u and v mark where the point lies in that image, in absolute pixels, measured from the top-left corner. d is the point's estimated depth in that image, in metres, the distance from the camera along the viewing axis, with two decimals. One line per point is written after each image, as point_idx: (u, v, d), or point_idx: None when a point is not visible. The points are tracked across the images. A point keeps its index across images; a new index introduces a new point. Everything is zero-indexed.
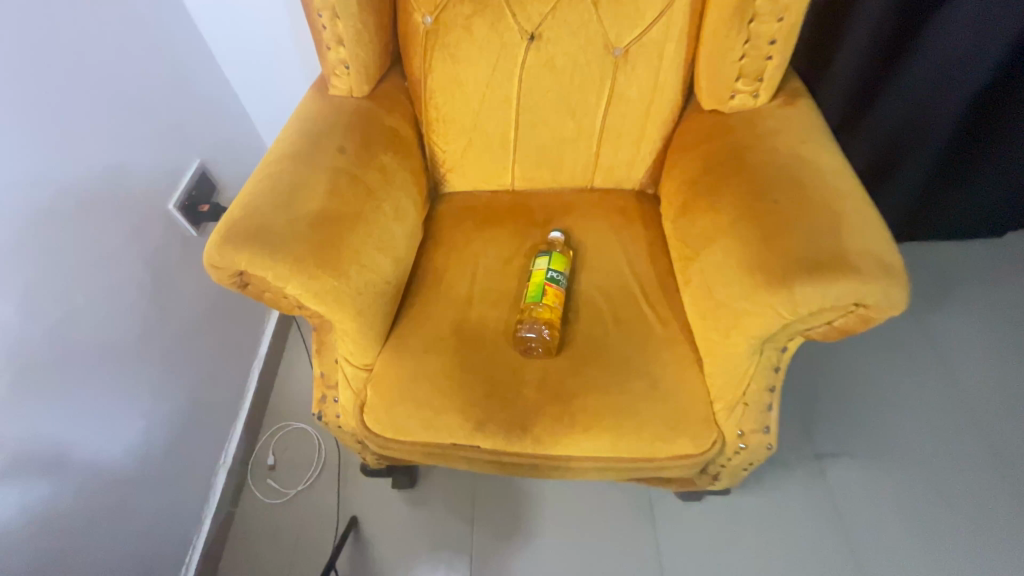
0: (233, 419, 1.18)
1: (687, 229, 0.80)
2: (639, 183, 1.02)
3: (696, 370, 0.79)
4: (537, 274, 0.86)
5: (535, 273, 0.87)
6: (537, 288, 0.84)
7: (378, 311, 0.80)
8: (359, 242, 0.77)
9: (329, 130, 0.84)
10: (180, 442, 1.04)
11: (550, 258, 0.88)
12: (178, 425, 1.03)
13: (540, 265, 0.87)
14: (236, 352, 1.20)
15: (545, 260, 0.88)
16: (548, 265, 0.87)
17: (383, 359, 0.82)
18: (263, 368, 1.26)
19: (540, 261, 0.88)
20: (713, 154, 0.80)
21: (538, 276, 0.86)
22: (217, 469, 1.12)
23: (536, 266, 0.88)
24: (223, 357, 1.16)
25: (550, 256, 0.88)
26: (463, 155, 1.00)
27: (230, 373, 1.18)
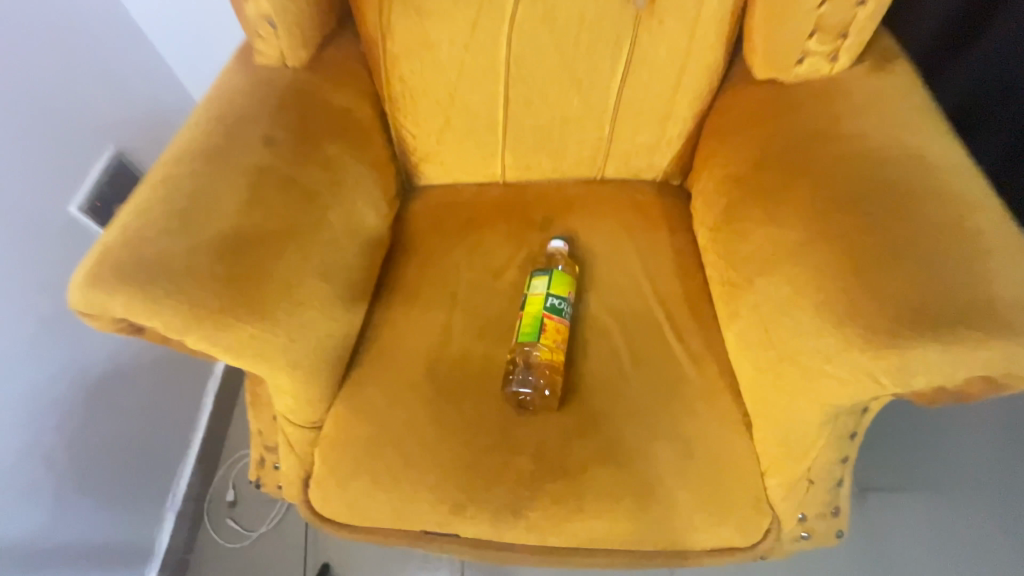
0: (184, 454, 0.97)
1: (734, 246, 0.60)
2: (663, 173, 0.80)
3: (743, 432, 0.60)
4: (533, 302, 0.66)
5: (530, 300, 0.67)
6: (532, 323, 0.64)
7: (322, 357, 0.61)
8: (291, 270, 0.57)
9: (252, 113, 0.63)
10: (112, 498, 0.83)
11: (550, 279, 0.67)
12: (108, 478, 0.82)
13: (537, 289, 0.67)
14: (186, 375, 0.98)
15: (545, 281, 0.68)
16: (547, 289, 0.66)
17: (335, 415, 0.64)
18: (220, 388, 1.06)
19: (537, 282, 0.68)
20: (770, 142, 0.59)
21: (534, 306, 0.66)
22: (165, 519, 0.92)
23: (532, 290, 0.67)
24: (167, 382, 0.93)
25: (550, 274, 0.68)
26: (439, 141, 0.78)
27: (178, 401, 0.96)
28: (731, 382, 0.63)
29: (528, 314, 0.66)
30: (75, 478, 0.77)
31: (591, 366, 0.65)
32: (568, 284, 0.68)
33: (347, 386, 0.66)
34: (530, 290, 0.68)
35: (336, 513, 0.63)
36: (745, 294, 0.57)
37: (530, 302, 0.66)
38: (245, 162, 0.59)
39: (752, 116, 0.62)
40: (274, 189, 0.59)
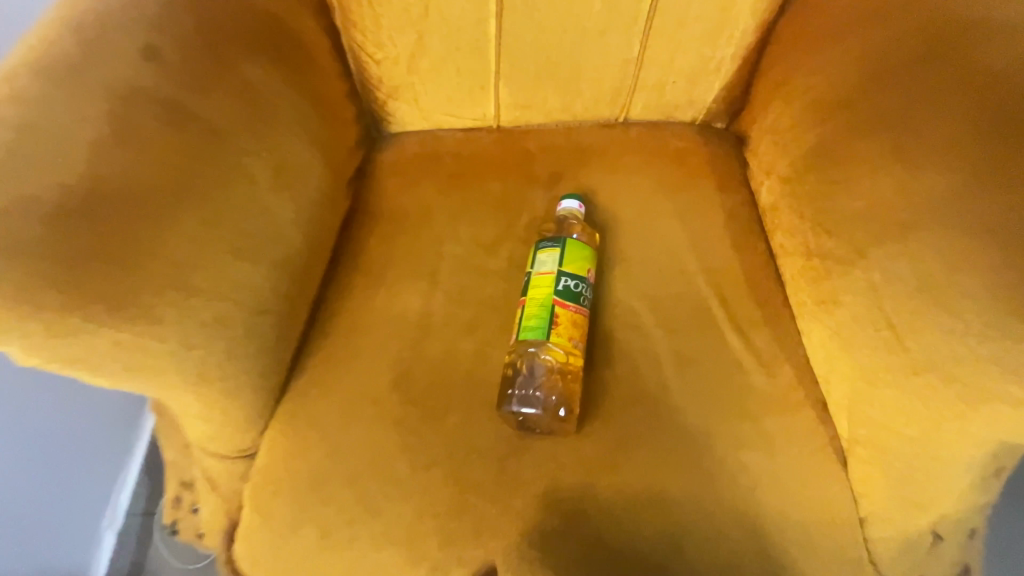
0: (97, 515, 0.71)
1: (827, 204, 0.44)
2: (708, 112, 0.61)
3: (834, 463, 0.43)
4: (540, 285, 0.48)
5: (537, 281, 0.48)
6: (538, 316, 0.47)
7: (248, 367, 0.43)
8: (188, 244, 0.39)
9: (130, 14, 0.43)
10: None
11: (563, 252, 0.49)
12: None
13: (546, 266, 0.49)
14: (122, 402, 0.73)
15: (554, 256, 0.49)
16: (558, 267, 0.48)
17: (274, 441, 0.47)
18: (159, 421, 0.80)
19: (545, 257, 0.49)
20: (886, 59, 0.42)
21: (542, 290, 0.48)
22: None
23: (538, 268, 0.49)
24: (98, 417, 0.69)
25: (562, 247, 0.49)
26: (412, 68, 0.58)
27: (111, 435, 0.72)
28: (813, 392, 0.46)
29: (534, 301, 0.47)
30: None
31: (620, 371, 0.48)
32: (589, 258, 0.50)
33: (288, 402, 0.48)
34: (535, 267, 0.49)
35: None
36: (851, 274, 0.41)
37: (536, 285, 0.48)
38: (116, 85, 0.40)
39: (855, 27, 0.45)
40: (168, 126, 0.40)
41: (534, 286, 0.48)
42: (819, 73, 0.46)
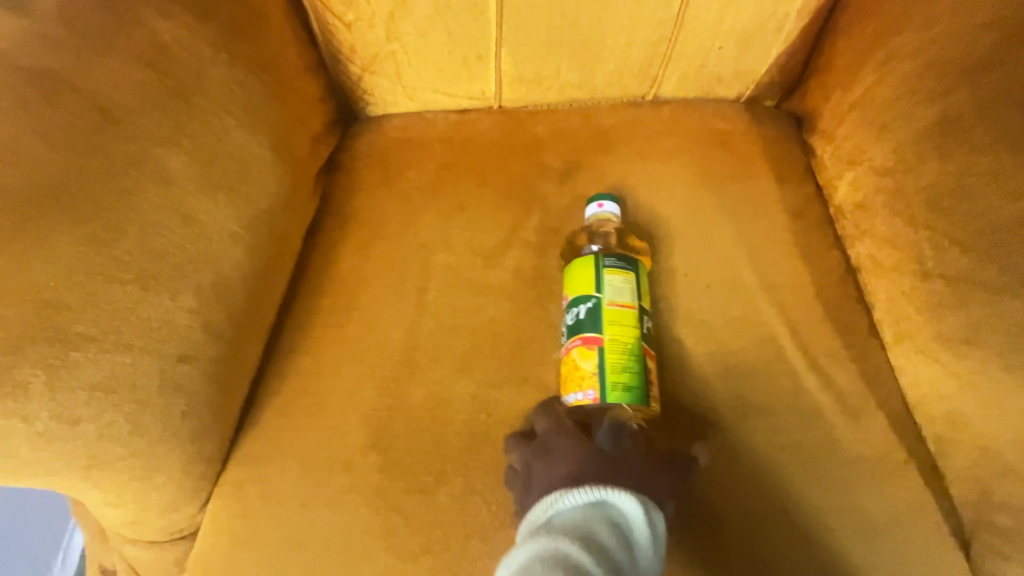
0: None
1: (945, 209, 0.34)
2: (762, 84, 0.49)
3: (952, 548, 0.33)
4: (622, 325, 0.36)
5: (616, 316, 0.36)
6: (631, 370, 0.35)
7: (171, 434, 0.32)
8: (63, 277, 0.28)
9: None
10: None
11: (638, 279, 0.38)
12: None
13: (627, 297, 0.37)
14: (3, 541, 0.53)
15: (630, 282, 0.37)
16: (640, 301, 0.37)
17: (218, 518, 0.36)
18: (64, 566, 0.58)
19: (625, 283, 0.37)
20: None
21: (628, 330, 0.36)
22: None
23: (614, 297, 0.36)
24: None
25: (639, 272, 0.38)
26: (391, 31, 0.46)
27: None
28: (917, 450, 0.35)
29: (621, 348, 0.35)
30: None
31: (664, 422, 0.37)
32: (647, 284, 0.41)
33: (235, 467, 0.37)
34: (609, 294, 0.36)
35: None
36: (997, 301, 0.31)
37: (619, 324, 0.36)
38: None
39: None
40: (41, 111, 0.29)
41: (615, 324, 0.36)
42: (937, 32, 0.36)
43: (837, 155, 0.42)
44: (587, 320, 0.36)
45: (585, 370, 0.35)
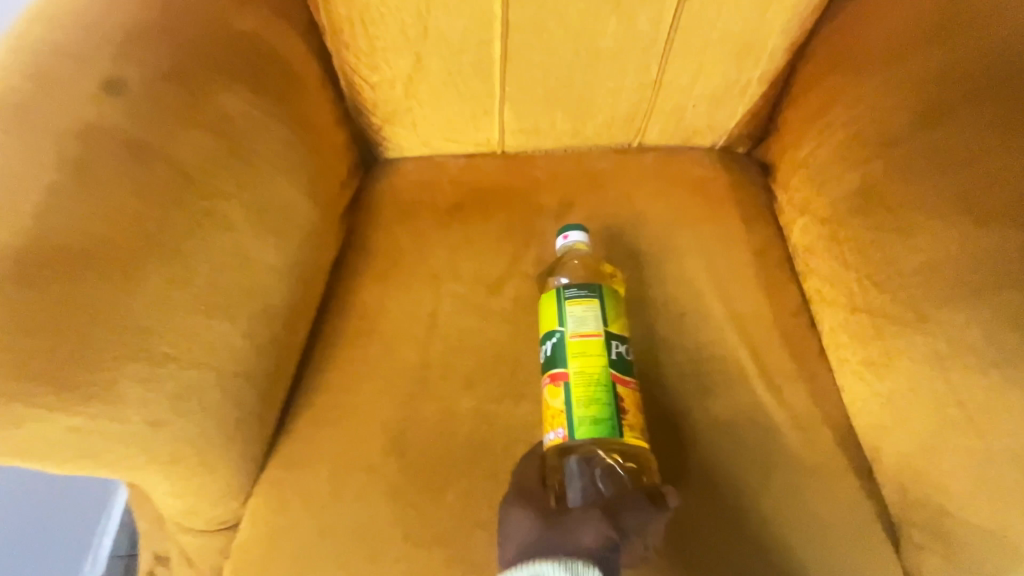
0: None
1: (873, 254, 0.40)
2: (730, 135, 0.56)
3: (884, 541, 0.38)
4: (590, 354, 0.40)
5: (581, 347, 0.40)
6: (599, 397, 0.39)
7: (226, 436, 0.39)
8: (150, 305, 0.34)
9: (87, 38, 0.38)
10: None
11: (602, 306, 0.41)
12: None
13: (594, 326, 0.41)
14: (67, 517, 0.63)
15: (594, 312, 0.41)
16: (605, 328, 0.41)
17: (259, 511, 0.42)
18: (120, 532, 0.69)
19: (587, 314, 0.41)
20: (942, 98, 0.38)
21: (594, 359, 0.40)
22: None
23: (577, 330, 0.40)
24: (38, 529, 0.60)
25: (603, 300, 0.42)
26: (410, 90, 0.53)
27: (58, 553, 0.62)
28: (855, 456, 0.41)
29: (588, 378, 0.39)
30: None
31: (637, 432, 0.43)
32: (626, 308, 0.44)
33: (273, 466, 0.44)
34: (571, 327, 0.41)
35: None
36: (915, 334, 0.37)
37: (585, 354, 0.40)
38: (67, 126, 0.35)
39: (896, 61, 0.42)
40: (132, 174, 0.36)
41: (581, 354, 0.40)
42: (863, 107, 0.43)
43: (792, 201, 0.49)
44: (555, 356, 0.40)
45: (555, 408, 0.39)
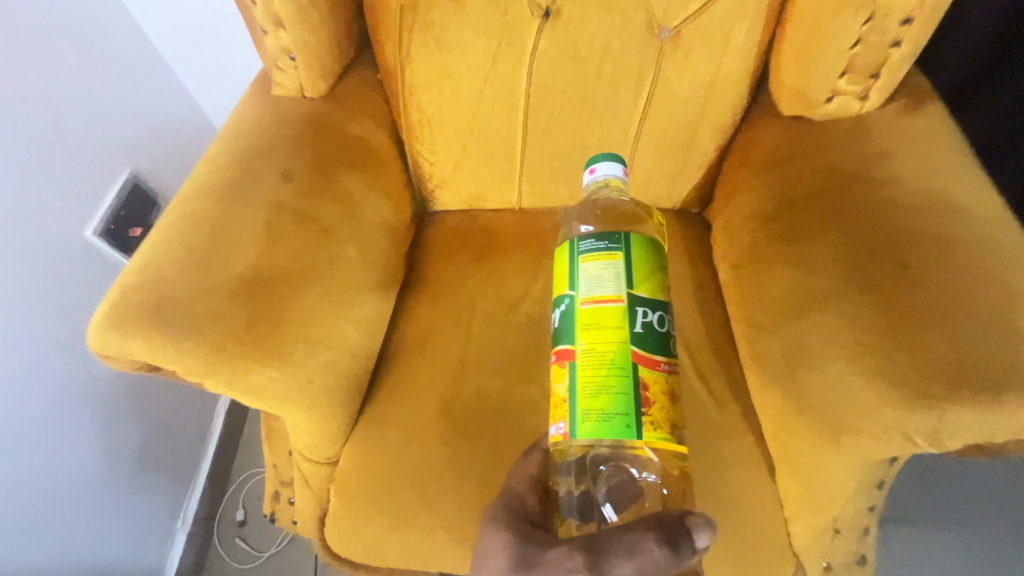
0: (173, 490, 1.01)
1: (757, 287, 0.58)
2: (682, 202, 0.75)
3: (767, 480, 0.58)
4: (606, 319, 0.43)
5: (595, 309, 0.44)
6: (607, 377, 0.42)
7: (338, 397, 0.60)
8: (308, 308, 0.56)
9: (269, 146, 0.62)
10: (89, 520, 0.85)
11: (622, 276, 0.45)
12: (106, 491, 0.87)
13: (606, 284, 0.44)
14: (185, 423, 1.03)
15: (613, 284, 0.44)
16: (625, 299, 0.44)
17: (350, 451, 0.63)
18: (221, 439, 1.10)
19: (602, 279, 0.44)
20: (804, 188, 0.57)
21: (608, 324, 0.43)
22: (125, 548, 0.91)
23: (591, 302, 0.44)
24: (172, 424, 1.00)
25: (622, 274, 0.45)
26: (456, 168, 0.76)
27: (181, 441, 1.02)
28: (754, 426, 0.60)
29: (599, 351, 0.43)
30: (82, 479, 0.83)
31: None
32: (652, 262, 0.46)
33: (361, 423, 0.64)
34: (587, 287, 0.45)
35: (351, 553, 0.63)
36: (775, 345, 0.54)
37: (598, 322, 0.43)
38: (262, 200, 0.58)
39: (780, 160, 0.61)
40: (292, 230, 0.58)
41: (591, 324, 0.44)
42: (762, 182, 0.61)
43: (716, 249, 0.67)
44: (569, 317, 0.45)
45: (560, 392, 0.43)
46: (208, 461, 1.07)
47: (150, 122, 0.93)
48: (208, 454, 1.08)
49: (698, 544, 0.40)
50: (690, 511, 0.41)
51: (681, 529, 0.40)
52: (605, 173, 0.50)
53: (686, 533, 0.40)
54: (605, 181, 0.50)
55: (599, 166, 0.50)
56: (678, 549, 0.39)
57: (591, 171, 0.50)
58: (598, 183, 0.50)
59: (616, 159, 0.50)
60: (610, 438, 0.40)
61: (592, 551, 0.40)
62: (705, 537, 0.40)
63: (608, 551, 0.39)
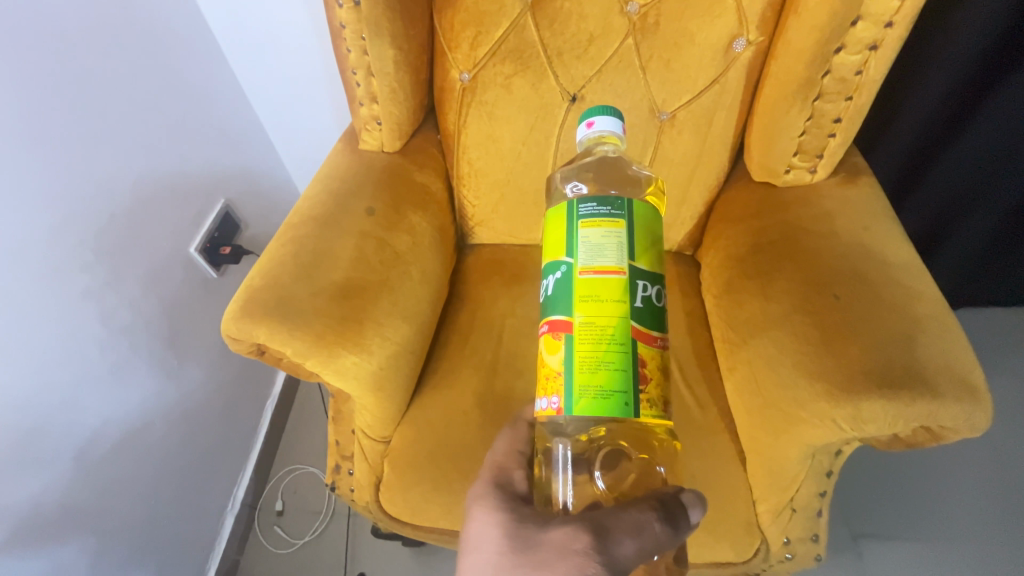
0: (226, 475, 1.15)
1: (732, 312, 0.74)
2: (678, 245, 0.92)
3: (738, 466, 0.72)
4: (606, 291, 0.47)
5: (595, 281, 0.48)
6: (604, 350, 0.47)
7: (398, 385, 0.75)
8: (382, 312, 0.73)
9: (357, 189, 0.80)
10: (164, 490, 1.00)
11: (625, 253, 0.48)
12: (178, 467, 1.03)
13: (606, 257, 0.48)
14: (238, 418, 1.18)
15: (614, 258, 0.48)
16: (625, 274, 0.48)
17: (401, 433, 0.78)
18: (268, 434, 1.24)
19: (605, 253, 0.48)
20: (769, 236, 0.74)
21: (608, 299, 0.47)
22: (186, 523, 1.05)
23: (595, 274, 0.48)
24: (229, 417, 1.16)
25: (624, 249, 0.48)
26: (494, 210, 0.93)
27: (236, 433, 1.17)
28: (729, 424, 0.75)
29: (598, 323, 0.47)
30: (161, 453, 0.99)
31: None
32: (650, 237, 0.50)
33: (410, 410, 0.79)
34: (587, 258, 0.48)
35: (400, 514, 0.77)
36: (747, 356, 0.70)
37: (597, 296, 0.47)
38: (353, 229, 0.76)
39: (752, 214, 0.78)
40: (373, 252, 0.75)
41: (593, 297, 0.48)
42: (738, 230, 0.79)
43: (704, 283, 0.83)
44: (569, 287, 0.48)
45: (555, 362, 0.48)
46: (254, 455, 1.21)
47: (242, 165, 1.15)
48: (255, 451, 1.22)
49: (691, 518, 0.51)
50: (682, 491, 0.53)
51: (676, 508, 0.50)
52: (602, 129, 0.53)
53: (681, 510, 0.51)
54: (600, 137, 0.54)
55: (598, 121, 0.53)
56: (674, 525, 0.49)
57: (589, 126, 0.54)
58: (594, 138, 0.54)
59: (615, 117, 0.54)
60: (607, 410, 0.46)
61: (599, 528, 0.47)
62: (696, 512, 0.51)
63: (613, 529, 0.47)
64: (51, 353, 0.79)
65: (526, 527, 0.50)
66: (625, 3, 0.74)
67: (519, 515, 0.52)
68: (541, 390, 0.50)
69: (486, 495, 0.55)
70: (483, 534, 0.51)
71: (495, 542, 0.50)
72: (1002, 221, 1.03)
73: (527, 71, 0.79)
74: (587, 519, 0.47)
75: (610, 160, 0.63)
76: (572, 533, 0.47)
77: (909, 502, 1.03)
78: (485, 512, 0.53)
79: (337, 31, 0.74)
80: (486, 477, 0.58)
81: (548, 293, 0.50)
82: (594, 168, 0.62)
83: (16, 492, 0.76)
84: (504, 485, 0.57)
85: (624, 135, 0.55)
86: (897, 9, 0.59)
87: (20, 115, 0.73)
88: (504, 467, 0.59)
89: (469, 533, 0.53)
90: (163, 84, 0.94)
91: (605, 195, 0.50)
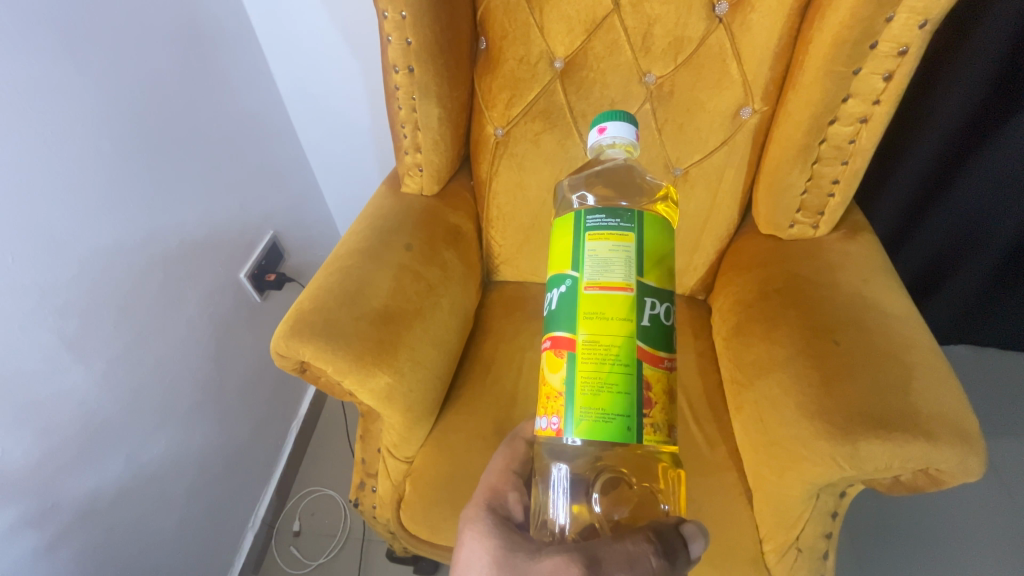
0: (250, 491, 1.19)
1: (741, 354, 0.79)
2: (691, 288, 0.98)
3: (745, 503, 0.75)
4: (612, 310, 0.53)
5: (601, 296, 0.53)
6: (607, 370, 0.52)
7: (425, 406, 0.81)
8: (415, 337, 0.80)
9: (399, 227, 0.89)
10: (194, 499, 1.05)
11: (634, 270, 0.54)
12: (209, 476, 1.08)
13: (613, 274, 0.54)
14: (266, 437, 1.24)
15: (620, 277, 0.54)
16: (633, 293, 0.54)
17: (424, 454, 0.83)
18: (291, 454, 1.29)
19: (612, 269, 0.54)
20: (777, 281, 0.79)
21: (615, 317, 0.53)
22: (209, 535, 1.09)
23: (602, 288, 0.54)
24: (259, 434, 1.21)
25: (632, 269, 0.54)
26: (518, 250, 1.01)
27: (264, 450, 1.23)
28: (736, 463, 0.78)
29: (602, 342, 0.52)
30: (196, 462, 1.05)
31: None
32: (659, 256, 0.56)
33: (434, 434, 0.84)
34: (594, 274, 0.54)
35: (418, 533, 0.82)
36: (754, 394, 0.74)
37: (604, 314, 0.53)
38: (395, 262, 0.84)
39: (760, 264, 0.84)
40: (410, 283, 0.83)
41: (601, 316, 0.53)
42: (748, 276, 0.85)
43: (718, 326, 0.88)
44: (575, 303, 0.54)
45: (557, 379, 0.54)
46: (277, 474, 1.26)
47: (292, 201, 1.27)
48: (278, 470, 1.27)
49: (689, 552, 0.53)
50: (684, 525, 0.55)
51: (674, 541, 0.53)
52: (614, 135, 0.57)
53: (680, 544, 0.53)
54: (613, 142, 0.57)
55: (610, 126, 0.57)
56: (672, 559, 0.51)
57: (601, 132, 0.58)
58: (606, 143, 0.58)
59: (627, 123, 0.58)
60: (608, 431, 0.51)
61: (591, 560, 0.49)
62: (696, 545, 0.54)
63: (606, 561, 0.49)
64: (115, 361, 0.87)
65: (514, 556, 0.54)
66: (644, 74, 0.84)
67: (507, 543, 0.56)
68: (543, 408, 0.55)
69: (478, 519, 0.60)
70: (471, 559, 0.56)
71: (482, 567, 0.55)
72: (996, 272, 1.08)
73: (554, 129, 0.89)
74: (578, 551, 0.50)
75: (620, 167, 0.70)
76: (564, 564, 0.49)
77: (922, 544, 1.02)
78: (476, 539, 0.58)
79: (392, 92, 0.85)
80: (481, 500, 0.63)
81: (554, 307, 0.56)
82: (603, 176, 0.70)
83: (75, 488, 0.83)
84: (497, 508, 0.62)
85: (637, 141, 0.58)
86: (881, 90, 0.67)
87: (119, 153, 0.85)
88: (499, 490, 0.64)
89: (461, 556, 0.57)
90: (231, 126, 1.06)
91: (615, 208, 0.56)
